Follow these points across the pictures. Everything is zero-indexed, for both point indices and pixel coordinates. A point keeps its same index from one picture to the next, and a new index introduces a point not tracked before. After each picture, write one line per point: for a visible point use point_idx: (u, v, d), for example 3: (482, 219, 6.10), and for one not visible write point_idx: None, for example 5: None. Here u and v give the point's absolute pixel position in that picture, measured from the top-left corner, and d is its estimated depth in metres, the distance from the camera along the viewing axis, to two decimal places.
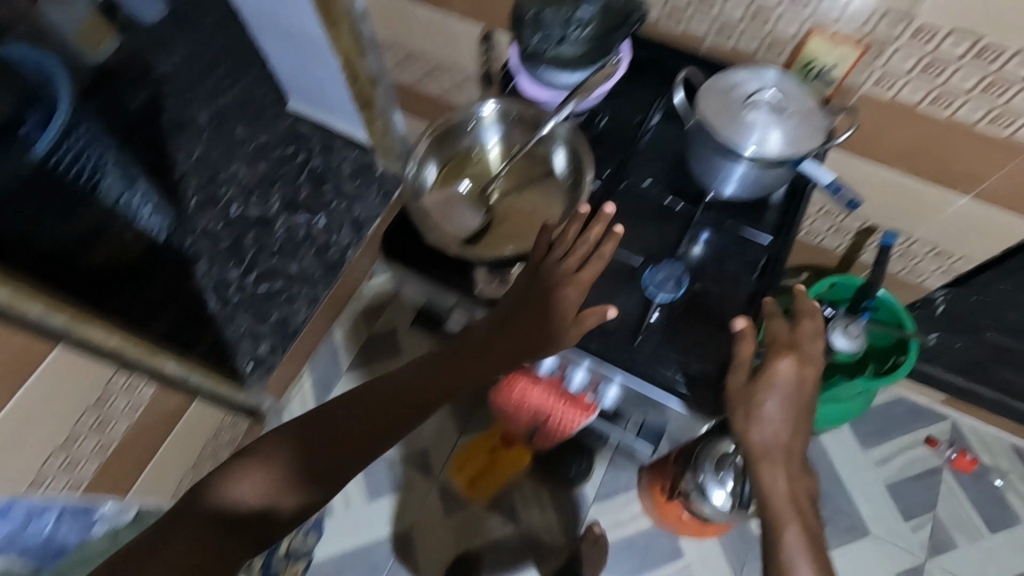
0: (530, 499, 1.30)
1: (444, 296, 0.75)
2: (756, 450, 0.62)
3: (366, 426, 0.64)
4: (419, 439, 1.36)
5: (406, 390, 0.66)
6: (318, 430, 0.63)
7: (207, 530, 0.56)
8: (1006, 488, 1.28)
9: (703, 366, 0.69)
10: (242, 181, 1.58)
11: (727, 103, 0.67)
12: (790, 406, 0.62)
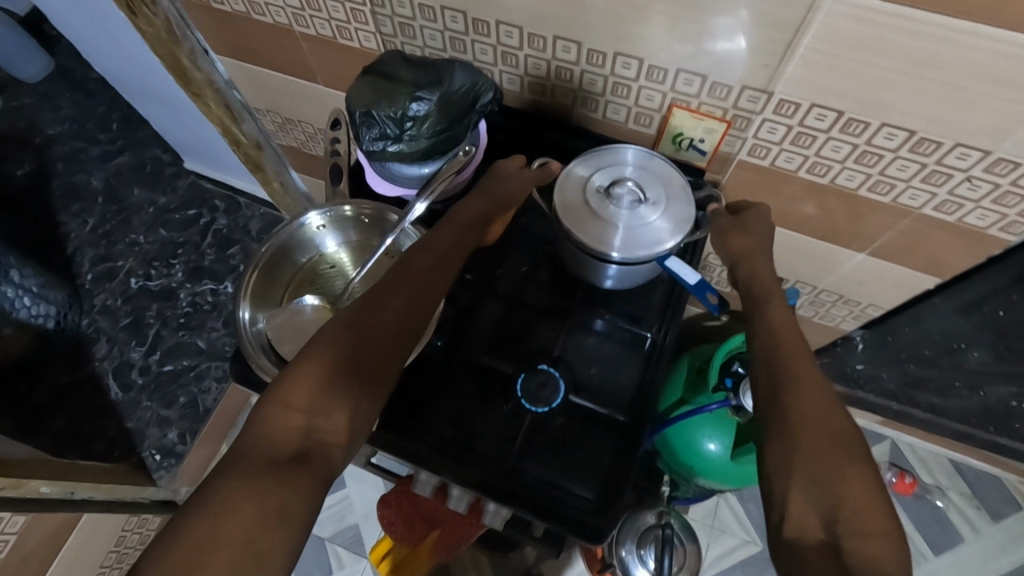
0: (466, 568, 1.24)
1: None
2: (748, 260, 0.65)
3: (382, 319, 0.54)
4: (348, 513, 1.31)
5: (411, 274, 0.57)
6: (326, 352, 0.51)
7: (267, 482, 0.43)
8: (947, 508, 1.26)
9: (587, 479, 0.63)
10: (141, 250, 1.48)
11: (583, 205, 0.62)
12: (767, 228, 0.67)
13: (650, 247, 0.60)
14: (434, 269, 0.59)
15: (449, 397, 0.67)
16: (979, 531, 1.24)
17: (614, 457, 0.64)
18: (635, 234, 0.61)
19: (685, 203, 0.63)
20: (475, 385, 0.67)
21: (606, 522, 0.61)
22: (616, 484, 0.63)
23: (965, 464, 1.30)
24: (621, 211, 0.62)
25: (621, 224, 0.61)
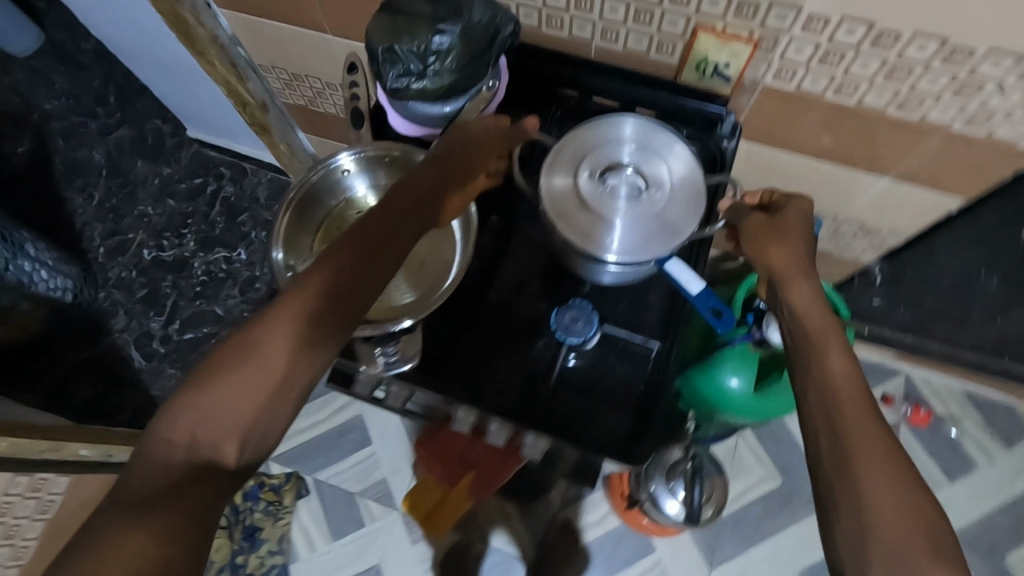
0: (495, 516, 1.28)
1: (345, 364, 0.70)
2: (793, 280, 0.60)
3: (289, 323, 0.49)
4: (376, 469, 1.33)
5: (324, 268, 0.51)
6: (223, 371, 0.47)
7: (141, 520, 0.40)
8: (962, 436, 1.29)
9: (621, 408, 0.65)
10: (150, 223, 1.46)
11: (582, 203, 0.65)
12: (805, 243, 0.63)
13: (645, 246, 0.63)
14: (351, 261, 0.52)
15: (480, 338, 0.68)
16: (992, 457, 1.28)
17: (648, 386, 0.66)
18: (633, 232, 0.64)
19: (688, 196, 0.65)
20: (506, 325, 0.69)
21: (643, 448, 0.63)
22: (651, 411, 0.64)
23: (979, 395, 1.32)
24: (617, 208, 0.65)
25: (618, 222, 0.64)
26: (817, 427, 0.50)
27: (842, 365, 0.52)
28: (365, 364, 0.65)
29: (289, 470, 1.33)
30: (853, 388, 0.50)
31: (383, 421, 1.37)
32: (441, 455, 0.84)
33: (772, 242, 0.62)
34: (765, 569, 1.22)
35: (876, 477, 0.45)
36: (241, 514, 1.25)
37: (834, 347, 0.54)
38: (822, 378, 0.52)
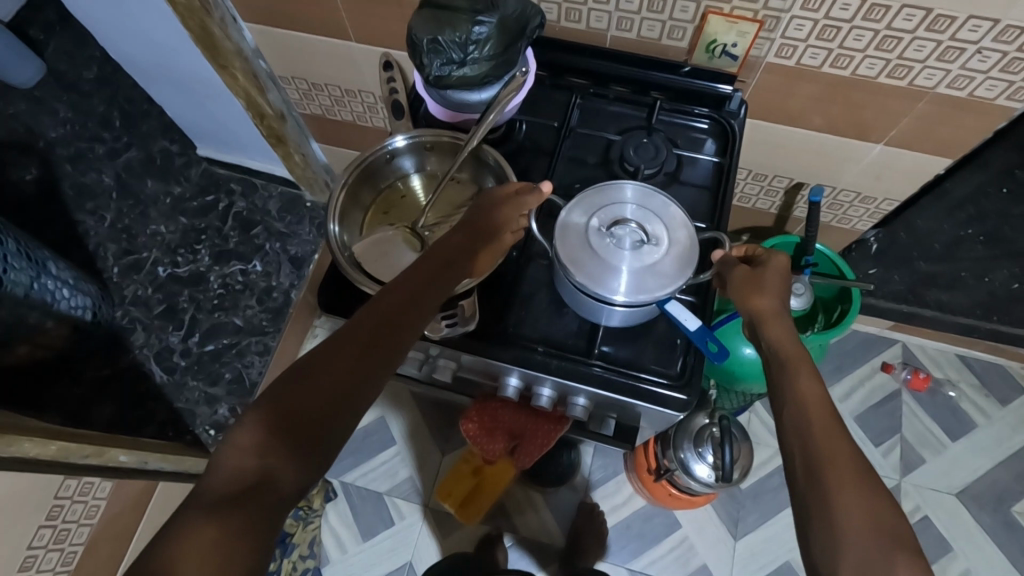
0: (522, 504, 1.30)
1: None
2: (770, 323, 0.63)
3: (342, 358, 0.53)
4: (402, 468, 1.36)
5: (375, 313, 0.56)
6: (275, 395, 0.51)
7: (209, 520, 0.43)
8: (959, 398, 1.36)
9: (664, 359, 0.70)
10: (163, 240, 1.49)
11: (591, 243, 0.62)
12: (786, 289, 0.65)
13: (658, 288, 0.60)
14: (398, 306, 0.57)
15: (526, 303, 0.73)
16: (990, 416, 1.35)
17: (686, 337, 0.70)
18: (643, 275, 0.61)
19: (687, 237, 0.63)
20: (549, 292, 0.73)
21: (688, 394, 0.68)
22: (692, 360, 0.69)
23: (970, 356, 1.40)
24: (622, 253, 0.61)
25: (624, 268, 0.61)
26: (791, 444, 0.54)
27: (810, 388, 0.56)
28: (428, 331, 0.67)
29: None
30: (819, 411, 0.54)
31: (406, 421, 1.40)
32: (485, 427, 0.88)
33: (754, 289, 0.64)
34: (789, 537, 1.26)
35: (845, 492, 0.49)
36: None
37: (804, 370, 0.57)
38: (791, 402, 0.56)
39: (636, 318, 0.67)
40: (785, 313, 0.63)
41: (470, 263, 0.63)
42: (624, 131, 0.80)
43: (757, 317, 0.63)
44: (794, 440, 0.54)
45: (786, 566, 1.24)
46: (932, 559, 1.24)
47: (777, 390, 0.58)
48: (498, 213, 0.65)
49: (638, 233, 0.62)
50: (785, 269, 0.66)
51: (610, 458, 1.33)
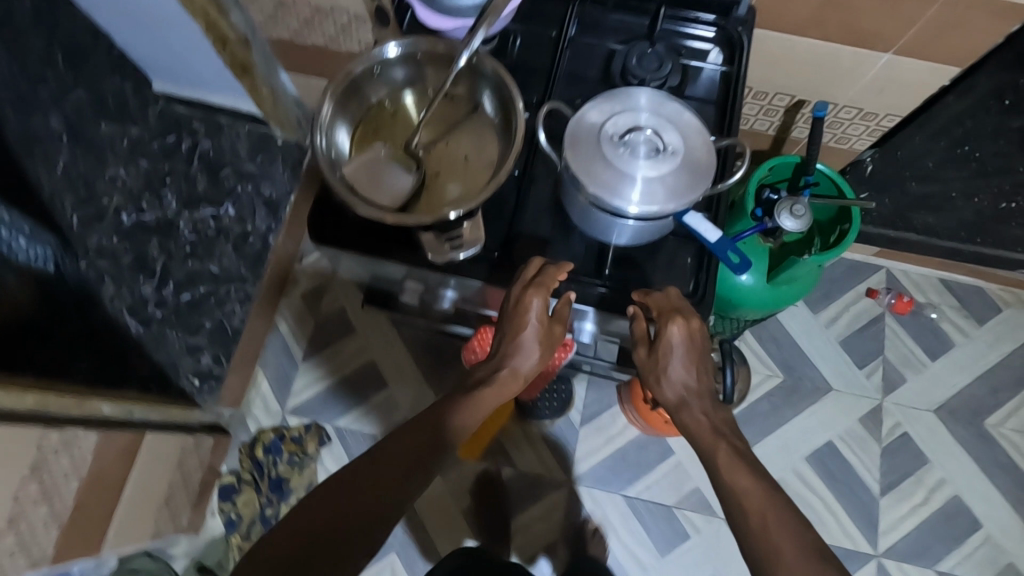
0: (520, 440, 1.31)
1: (390, 268, 0.73)
2: (677, 414, 0.70)
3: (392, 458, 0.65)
4: (397, 409, 1.36)
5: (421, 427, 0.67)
6: (309, 512, 0.61)
7: None
8: (940, 319, 1.40)
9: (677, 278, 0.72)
10: (124, 185, 1.31)
11: (603, 146, 0.58)
12: (687, 362, 0.68)
13: (673, 195, 0.56)
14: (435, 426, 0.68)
15: (526, 230, 0.72)
16: (967, 334, 1.39)
17: (696, 258, 0.72)
18: (659, 180, 0.57)
19: (706, 147, 0.59)
20: (551, 218, 0.73)
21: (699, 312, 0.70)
22: (703, 276, 0.71)
23: (951, 280, 1.43)
24: (635, 159, 0.57)
25: (639, 175, 0.57)
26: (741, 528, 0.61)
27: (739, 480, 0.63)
28: (433, 253, 0.64)
29: (306, 422, 1.37)
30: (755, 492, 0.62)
31: (396, 364, 1.39)
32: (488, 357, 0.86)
33: (657, 381, 0.69)
34: (778, 458, 1.30)
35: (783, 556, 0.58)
36: (266, 467, 1.33)
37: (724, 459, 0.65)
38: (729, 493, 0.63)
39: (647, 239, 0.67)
40: (687, 399, 0.69)
41: (495, 381, 0.68)
42: (626, 41, 0.75)
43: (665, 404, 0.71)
44: (752, 534, 0.60)
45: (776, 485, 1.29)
46: (911, 471, 1.30)
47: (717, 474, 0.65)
48: (524, 316, 0.66)
49: (656, 141, 0.58)
50: (683, 342, 0.67)
51: (605, 390, 1.34)
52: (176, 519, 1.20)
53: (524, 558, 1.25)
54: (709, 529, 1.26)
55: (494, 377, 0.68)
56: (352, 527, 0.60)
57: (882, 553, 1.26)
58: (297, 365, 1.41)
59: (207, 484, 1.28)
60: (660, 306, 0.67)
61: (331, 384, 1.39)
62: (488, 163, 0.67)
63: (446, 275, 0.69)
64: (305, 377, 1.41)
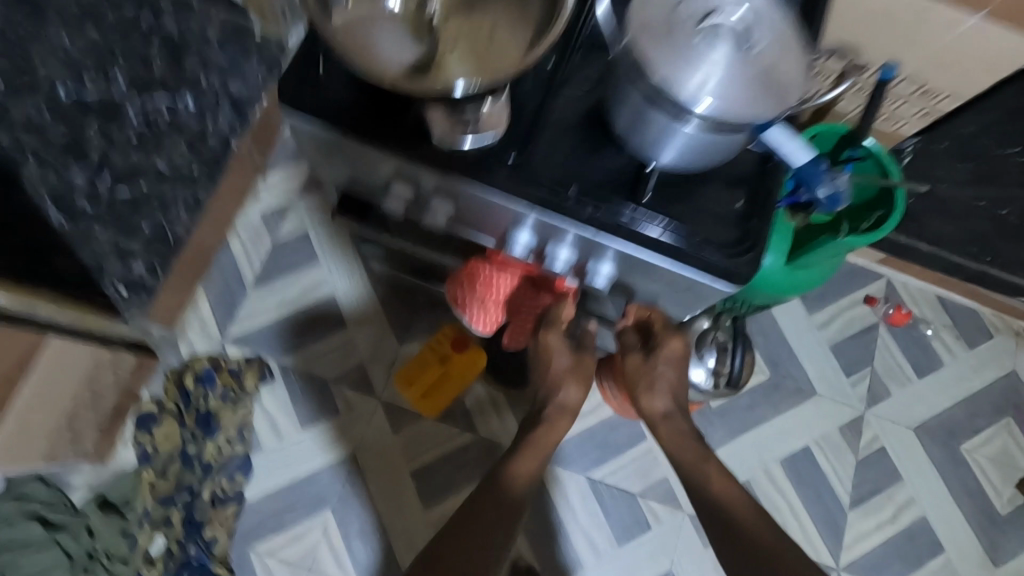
0: (485, 406, 1.20)
1: (376, 164, 0.61)
2: (659, 420, 0.82)
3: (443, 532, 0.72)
4: (352, 354, 1.22)
5: (481, 512, 0.74)
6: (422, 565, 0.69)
7: None
8: (933, 336, 1.35)
9: (719, 217, 0.57)
10: (64, 53, 1.04)
11: (681, 31, 0.51)
12: (675, 371, 0.81)
13: (737, 104, 0.49)
14: (493, 521, 0.73)
15: (553, 138, 0.58)
16: (956, 355, 1.35)
17: (747, 204, 0.58)
18: (726, 80, 0.49)
19: (793, 62, 0.51)
20: (584, 129, 0.59)
21: (733, 265, 0.55)
22: (753, 222, 0.57)
23: (948, 299, 1.38)
24: (709, 53, 0.50)
25: (712, 71, 0.50)
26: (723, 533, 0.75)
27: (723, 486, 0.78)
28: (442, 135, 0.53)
29: (247, 355, 1.21)
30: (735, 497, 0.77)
31: (359, 305, 1.25)
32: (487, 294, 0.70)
33: (644, 389, 0.81)
34: (751, 456, 1.24)
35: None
36: (195, 400, 1.17)
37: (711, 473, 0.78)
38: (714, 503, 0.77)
39: (700, 162, 0.54)
40: (671, 412, 0.82)
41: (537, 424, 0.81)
42: None
43: (650, 412, 0.82)
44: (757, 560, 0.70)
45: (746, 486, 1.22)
46: (882, 487, 1.25)
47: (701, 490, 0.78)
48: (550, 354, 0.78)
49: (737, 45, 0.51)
50: (676, 355, 0.81)
51: None
52: (80, 442, 1.05)
53: None
54: (671, 523, 1.19)
55: (545, 414, 0.83)
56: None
57: (843, 567, 1.21)
58: (247, 291, 1.25)
59: (122, 407, 1.12)
60: (663, 324, 0.79)
61: (279, 316, 1.24)
62: (518, 26, 0.53)
63: (443, 176, 0.56)
64: (249, 307, 1.24)
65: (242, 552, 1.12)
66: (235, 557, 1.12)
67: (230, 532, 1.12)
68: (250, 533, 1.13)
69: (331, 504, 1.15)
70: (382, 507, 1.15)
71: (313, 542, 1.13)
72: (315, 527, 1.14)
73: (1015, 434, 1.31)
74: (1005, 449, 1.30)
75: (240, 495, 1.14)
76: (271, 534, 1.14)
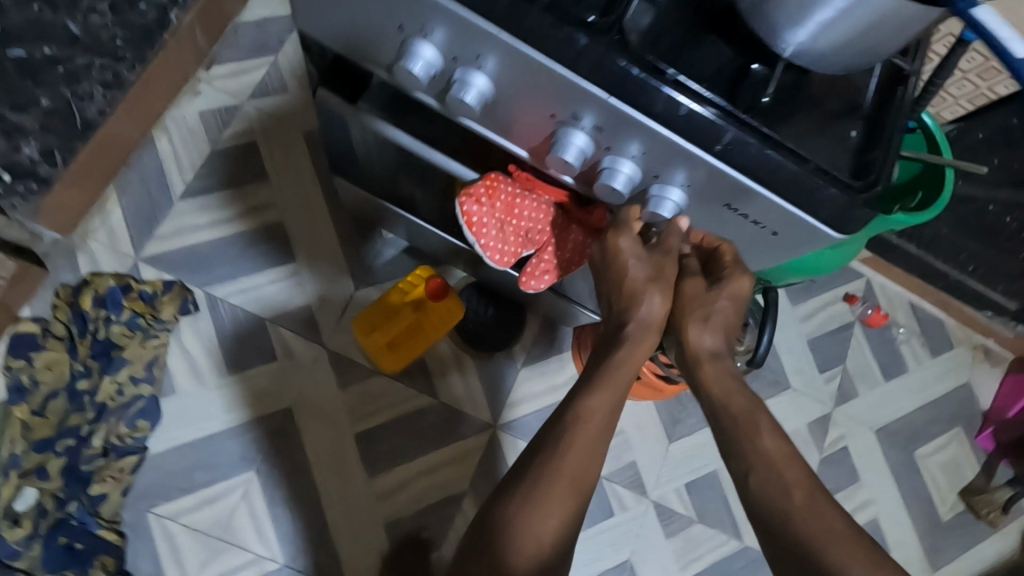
0: (447, 364, 1.06)
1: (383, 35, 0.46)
2: (703, 362, 0.51)
3: (484, 554, 0.43)
4: (299, 292, 1.04)
5: (549, 503, 0.45)
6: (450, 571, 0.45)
7: None
8: (902, 340, 1.35)
9: (837, 144, 0.43)
10: None
11: None
12: (736, 318, 0.52)
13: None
14: (565, 514, 0.45)
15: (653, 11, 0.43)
16: (921, 362, 1.35)
17: (864, 133, 0.44)
18: None
19: None
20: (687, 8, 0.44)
21: (852, 204, 0.42)
22: (876, 154, 0.43)
23: (920, 306, 1.38)
24: None
25: None
26: (768, 515, 0.44)
27: (776, 445, 0.46)
28: None
29: (166, 277, 1.01)
30: (796, 468, 0.45)
31: (313, 236, 1.06)
32: (508, 209, 0.54)
33: (695, 322, 0.51)
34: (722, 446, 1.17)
35: None
36: (92, 324, 0.94)
37: (765, 425, 0.47)
38: (759, 466, 0.45)
39: (854, 44, 0.37)
40: (720, 356, 0.51)
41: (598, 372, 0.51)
42: None
43: (692, 351, 0.51)
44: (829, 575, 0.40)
45: (713, 475, 1.15)
46: (842, 486, 1.24)
47: (739, 453, 0.47)
48: (621, 264, 0.50)
49: None
50: (744, 299, 0.51)
51: (556, 335, 1.10)
52: None
53: (421, 507, 1.00)
54: (635, 510, 1.11)
55: (620, 335, 0.51)
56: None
57: None
58: (173, 202, 1.04)
59: None
60: (735, 257, 0.51)
61: (212, 236, 1.03)
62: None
63: (496, 33, 0.40)
64: (175, 222, 1.03)
65: (137, 515, 0.92)
66: (127, 519, 0.92)
67: (123, 489, 0.92)
68: (150, 494, 0.93)
69: (259, 463, 0.97)
70: (319, 471, 0.99)
71: (231, 506, 0.95)
72: (235, 489, 0.96)
73: (964, 444, 1.33)
74: (954, 457, 1.32)
75: (142, 445, 0.94)
76: (177, 495, 0.94)
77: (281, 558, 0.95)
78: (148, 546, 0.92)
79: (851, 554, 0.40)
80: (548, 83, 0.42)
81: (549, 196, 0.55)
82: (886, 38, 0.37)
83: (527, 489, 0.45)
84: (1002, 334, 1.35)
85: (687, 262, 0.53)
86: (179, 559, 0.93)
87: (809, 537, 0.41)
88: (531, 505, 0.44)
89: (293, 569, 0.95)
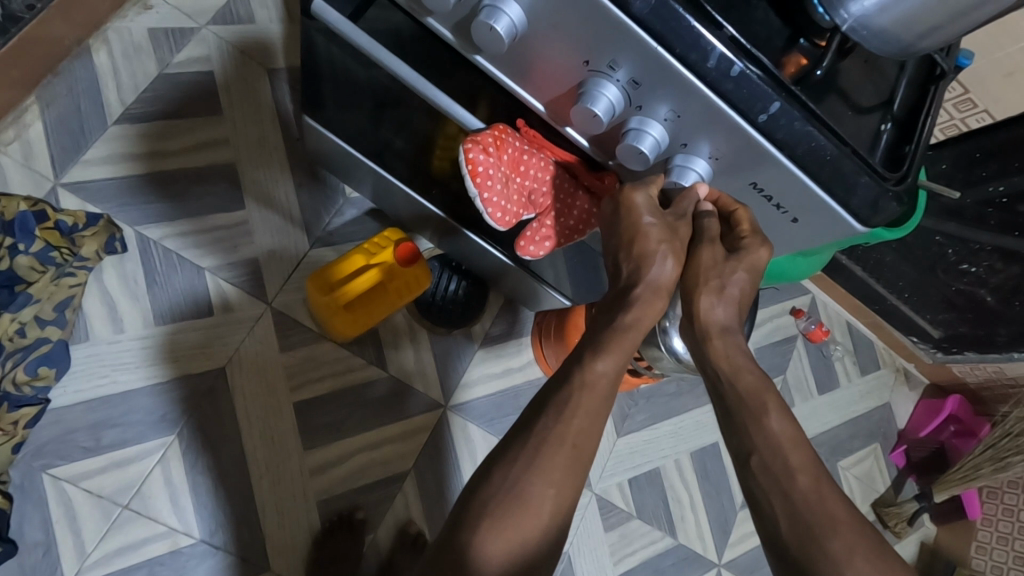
0: (400, 336, 1.00)
1: None
2: (713, 338, 0.53)
3: (487, 509, 0.45)
4: (247, 241, 0.95)
5: (549, 470, 0.46)
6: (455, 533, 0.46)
7: None
8: (836, 357, 1.41)
9: (870, 129, 0.42)
10: None
11: None
12: (744, 298, 0.52)
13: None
14: (563, 480, 0.47)
15: None
16: (852, 379, 1.43)
17: (895, 129, 0.44)
18: None
19: None
20: None
21: (883, 193, 0.42)
22: (902, 149, 0.44)
23: (855, 327, 1.46)
24: None
25: None
26: (770, 497, 0.47)
27: (782, 427, 0.49)
28: None
29: (91, 209, 0.89)
30: (801, 451, 0.48)
31: (265, 182, 0.97)
32: (512, 165, 0.50)
33: (708, 295, 0.51)
34: (666, 444, 1.18)
35: None
36: None
37: (772, 403, 0.50)
38: (764, 447, 0.48)
39: (926, 15, 0.36)
40: (730, 337, 0.53)
41: (602, 342, 0.50)
42: None
43: (703, 327, 0.53)
44: (823, 556, 0.44)
45: (655, 471, 1.16)
46: None
47: (746, 433, 0.50)
48: (634, 228, 0.48)
49: None
50: (754, 274, 0.51)
51: (518, 316, 1.07)
52: None
53: (358, 486, 0.94)
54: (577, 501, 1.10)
55: (630, 297, 0.50)
56: (478, 546, 0.44)
57: (724, 563, 1.16)
58: (107, 125, 0.92)
59: None
60: (753, 226, 0.49)
61: (149, 170, 0.92)
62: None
63: None
64: (106, 147, 0.91)
65: (32, 473, 0.81)
66: (16, 479, 0.81)
67: (15, 445, 0.79)
68: (49, 450, 0.83)
69: (182, 426, 0.88)
70: (249, 441, 0.90)
71: (144, 472, 0.85)
72: (151, 453, 0.86)
73: (881, 458, 1.42)
74: (871, 470, 1.40)
75: (43, 397, 0.81)
76: (82, 456, 0.84)
77: (197, 533, 0.86)
78: (40, 511, 0.81)
79: (850, 539, 0.44)
80: (586, 22, 0.38)
81: (557, 157, 0.52)
82: (963, 15, 0.35)
83: (527, 458, 0.46)
84: (923, 359, 1.45)
85: (696, 233, 0.50)
86: (76, 528, 0.82)
87: (811, 521, 0.45)
88: (530, 473, 0.46)
89: (210, 544, 0.86)
